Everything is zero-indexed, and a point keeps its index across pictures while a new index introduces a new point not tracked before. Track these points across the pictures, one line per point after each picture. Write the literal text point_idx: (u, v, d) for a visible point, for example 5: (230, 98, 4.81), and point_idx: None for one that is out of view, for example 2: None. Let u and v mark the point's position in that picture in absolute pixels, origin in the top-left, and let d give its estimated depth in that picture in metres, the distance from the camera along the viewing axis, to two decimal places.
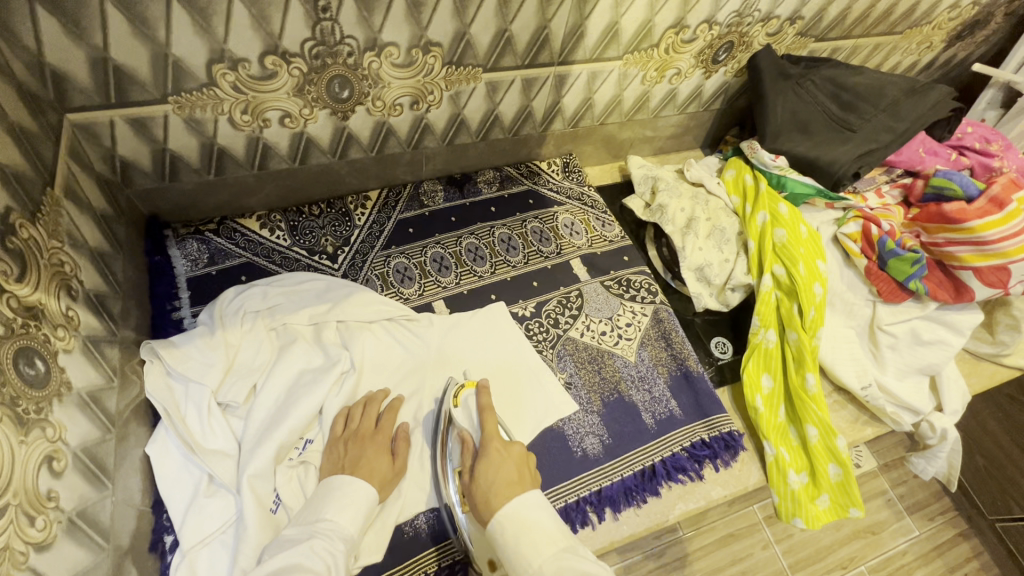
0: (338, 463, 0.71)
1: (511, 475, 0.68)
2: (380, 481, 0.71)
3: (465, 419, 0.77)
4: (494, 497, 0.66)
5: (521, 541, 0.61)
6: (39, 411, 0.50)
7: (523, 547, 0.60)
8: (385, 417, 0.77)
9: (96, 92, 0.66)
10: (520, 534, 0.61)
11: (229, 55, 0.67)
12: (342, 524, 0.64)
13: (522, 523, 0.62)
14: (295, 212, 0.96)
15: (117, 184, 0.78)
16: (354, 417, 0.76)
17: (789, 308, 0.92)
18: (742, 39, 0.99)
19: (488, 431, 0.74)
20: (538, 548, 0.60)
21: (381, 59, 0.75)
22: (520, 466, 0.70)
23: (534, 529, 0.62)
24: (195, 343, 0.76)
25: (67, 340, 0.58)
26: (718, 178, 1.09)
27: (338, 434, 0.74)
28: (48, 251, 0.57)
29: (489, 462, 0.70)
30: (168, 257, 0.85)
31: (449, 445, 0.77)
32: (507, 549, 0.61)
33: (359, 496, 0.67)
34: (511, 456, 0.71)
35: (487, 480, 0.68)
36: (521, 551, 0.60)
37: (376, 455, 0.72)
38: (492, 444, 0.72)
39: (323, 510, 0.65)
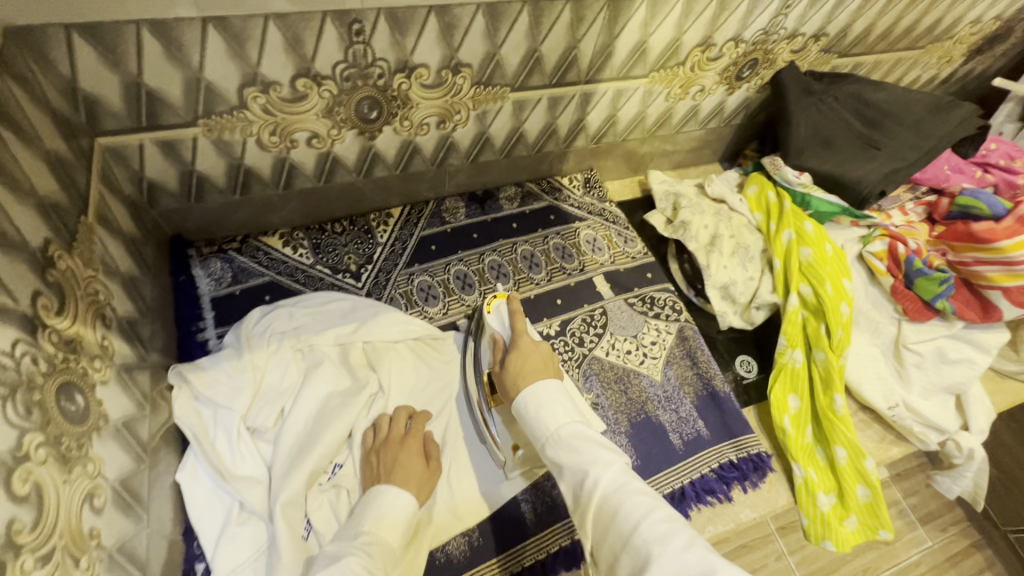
0: (374, 470, 0.70)
1: (537, 363, 0.68)
2: (417, 482, 0.69)
3: (498, 324, 0.80)
4: (518, 378, 0.67)
5: (540, 407, 0.61)
6: (80, 448, 0.49)
7: (541, 412, 0.61)
8: (413, 425, 0.76)
9: (127, 116, 0.65)
10: (539, 401, 0.62)
11: (262, 78, 0.67)
12: (380, 540, 0.62)
13: (541, 394, 0.62)
14: (318, 230, 0.95)
15: (144, 205, 0.77)
16: (383, 428, 0.75)
17: (816, 327, 0.92)
18: (767, 57, 0.98)
19: (518, 329, 0.75)
20: (555, 414, 0.61)
21: (411, 81, 0.75)
22: (546, 358, 0.70)
23: (552, 397, 0.62)
24: (222, 366, 0.76)
25: (103, 370, 0.57)
26: (740, 194, 1.09)
27: (370, 445, 0.73)
28: (84, 281, 0.57)
29: (517, 353, 0.71)
30: (192, 277, 0.85)
31: (484, 350, 0.82)
32: (527, 412, 0.62)
33: (398, 506, 0.65)
34: (539, 348, 0.71)
35: (513, 365, 0.69)
36: (539, 417, 0.61)
37: (410, 458, 0.71)
38: (522, 340, 0.73)
39: (360, 524, 0.63)
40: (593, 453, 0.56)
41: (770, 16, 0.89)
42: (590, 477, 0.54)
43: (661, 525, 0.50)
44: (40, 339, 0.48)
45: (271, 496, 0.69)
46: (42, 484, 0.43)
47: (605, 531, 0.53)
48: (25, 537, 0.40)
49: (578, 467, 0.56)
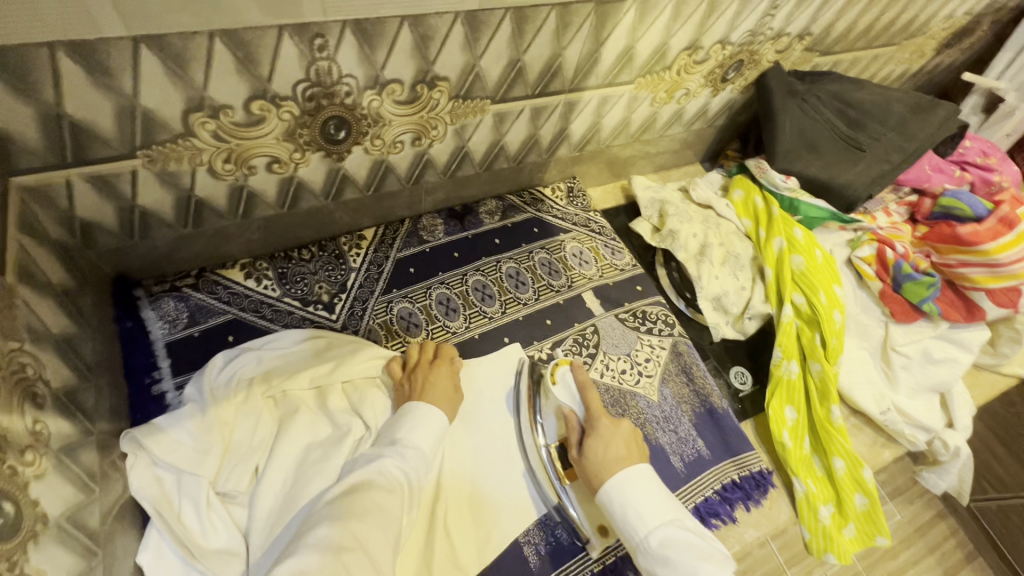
0: (407, 392, 0.75)
1: (621, 452, 0.71)
2: (447, 403, 0.75)
3: (566, 396, 0.81)
4: (602, 470, 0.69)
5: (630, 511, 0.65)
6: (13, 566, 0.42)
7: (631, 517, 0.65)
8: (443, 350, 0.82)
9: (49, 152, 0.55)
10: (629, 505, 0.65)
11: (210, 102, 0.58)
12: (412, 444, 0.68)
13: (630, 494, 0.66)
14: (284, 259, 0.87)
15: (78, 248, 0.67)
16: (411, 358, 0.80)
17: (810, 338, 0.90)
18: (752, 57, 0.95)
19: (594, 408, 0.77)
20: (646, 519, 0.64)
21: (383, 97, 0.67)
22: (630, 444, 0.72)
23: (642, 500, 0.65)
24: (184, 426, 0.67)
25: (38, 462, 0.48)
26: (726, 199, 1.06)
27: (399, 377, 0.78)
28: (8, 357, 0.48)
29: (599, 438, 0.73)
30: (141, 321, 0.75)
31: (546, 418, 0.80)
32: (615, 514, 0.66)
33: (433, 419, 0.71)
34: (619, 430, 0.73)
35: (594, 453, 0.71)
36: (630, 521, 0.64)
37: (439, 379, 0.77)
38: (601, 421, 0.75)
39: (395, 432, 0.69)
40: (693, 567, 0.59)
41: (758, 17, 0.85)
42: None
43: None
44: None
45: (251, 572, 0.62)
46: None
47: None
48: None
49: None
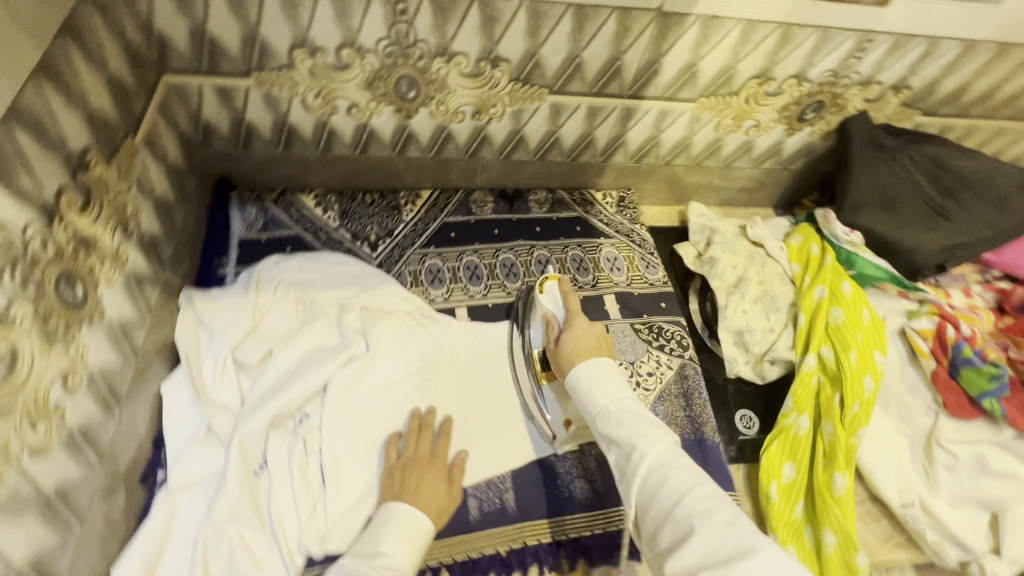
0: (395, 486, 0.72)
1: (591, 342, 0.72)
2: (436, 507, 0.71)
3: (550, 304, 0.86)
4: (573, 357, 0.71)
5: (595, 383, 0.64)
6: (67, 330, 0.56)
7: (596, 388, 0.64)
8: (440, 442, 0.78)
9: (192, 58, 0.73)
10: (593, 377, 0.65)
11: (310, 42, 0.72)
12: (395, 560, 0.64)
13: (597, 372, 0.65)
14: (349, 198, 0.99)
15: (197, 143, 0.86)
16: (410, 443, 0.77)
17: (829, 397, 0.84)
18: (835, 101, 0.92)
19: (572, 310, 0.80)
20: (609, 390, 0.63)
21: (450, 67, 0.77)
22: (601, 338, 0.74)
23: (606, 376, 0.65)
24: (228, 300, 0.81)
25: (111, 273, 0.64)
26: (782, 242, 1.01)
27: (394, 462, 0.75)
28: (116, 191, 0.64)
29: (571, 332, 0.75)
30: (227, 217, 0.92)
31: (535, 326, 0.87)
32: (581, 387, 0.65)
33: (418, 529, 0.67)
34: (592, 327, 0.75)
35: (567, 344, 0.74)
36: (593, 390, 0.64)
37: (434, 481, 0.73)
38: (576, 320, 0.77)
39: (378, 542, 0.65)
40: (643, 429, 0.59)
41: (841, 58, 0.83)
42: (638, 449, 0.58)
43: (703, 497, 0.53)
44: (55, 229, 0.54)
45: (236, 426, 0.73)
46: (19, 349, 0.49)
47: (648, 501, 0.56)
48: None
49: (628, 440, 0.59)
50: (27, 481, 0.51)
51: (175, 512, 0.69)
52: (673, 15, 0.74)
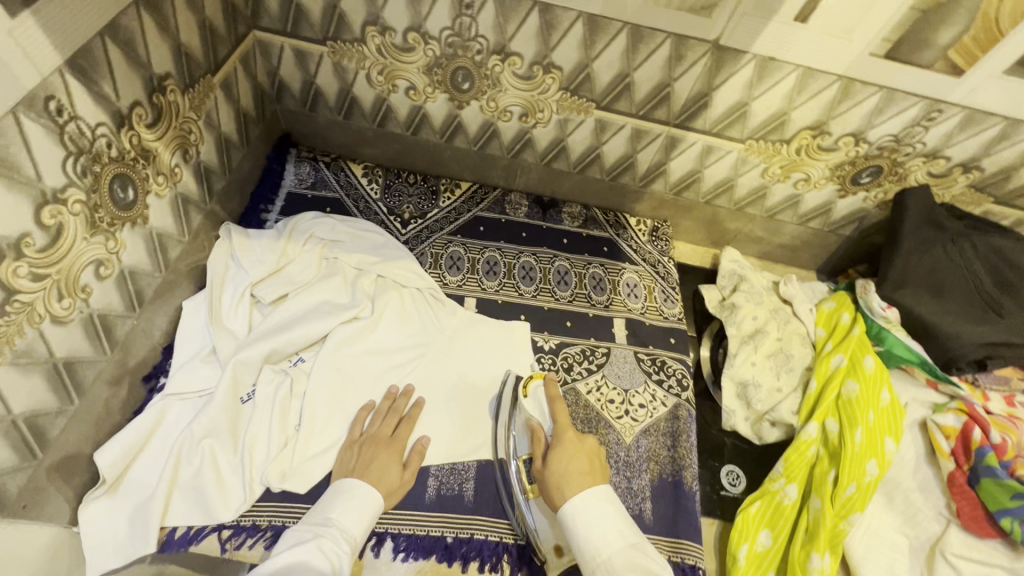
0: (350, 462, 0.73)
1: (582, 466, 0.69)
2: (388, 488, 0.72)
3: (536, 411, 0.81)
4: (565, 488, 0.66)
5: (594, 528, 0.61)
6: (111, 225, 0.63)
7: (596, 533, 0.61)
8: (401, 428, 0.78)
9: (279, 19, 0.82)
10: (591, 520, 0.62)
11: (382, 21, 0.79)
12: (347, 528, 0.65)
13: (593, 512, 0.62)
14: (394, 175, 1.05)
15: (270, 97, 0.95)
16: (373, 422, 0.78)
17: (824, 471, 0.78)
18: (894, 169, 0.88)
19: (560, 422, 0.75)
20: (609, 538, 0.60)
21: (504, 65, 0.81)
22: (591, 459, 0.70)
23: (605, 518, 0.62)
24: (261, 240, 0.88)
25: (163, 187, 0.71)
26: (813, 305, 0.96)
27: (355, 437, 0.76)
28: (183, 117, 0.72)
29: (562, 451, 0.71)
30: (282, 169, 1.01)
31: (518, 432, 0.80)
32: (577, 531, 0.62)
33: (368, 501, 0.68)
34: (583, 447, 0.72)
35: (557, 467, 0.69)
36: (592, 538, 0.60)
37: (387, 463, 0.73)
38: (566, 435, 0.73)
39: (330, 510, 0.66)
40: None
41: (905, 124, 0.80)
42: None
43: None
44: (122, 134, 0.62)
45: (236, 352, 0.78)
46: (66, 227, 0.56)
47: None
48: (35, 254, 0.53)
49: None
50: (42, 342, 0.57)
51: (163, 415, 0.74)
52: (729, 50, 0.74)
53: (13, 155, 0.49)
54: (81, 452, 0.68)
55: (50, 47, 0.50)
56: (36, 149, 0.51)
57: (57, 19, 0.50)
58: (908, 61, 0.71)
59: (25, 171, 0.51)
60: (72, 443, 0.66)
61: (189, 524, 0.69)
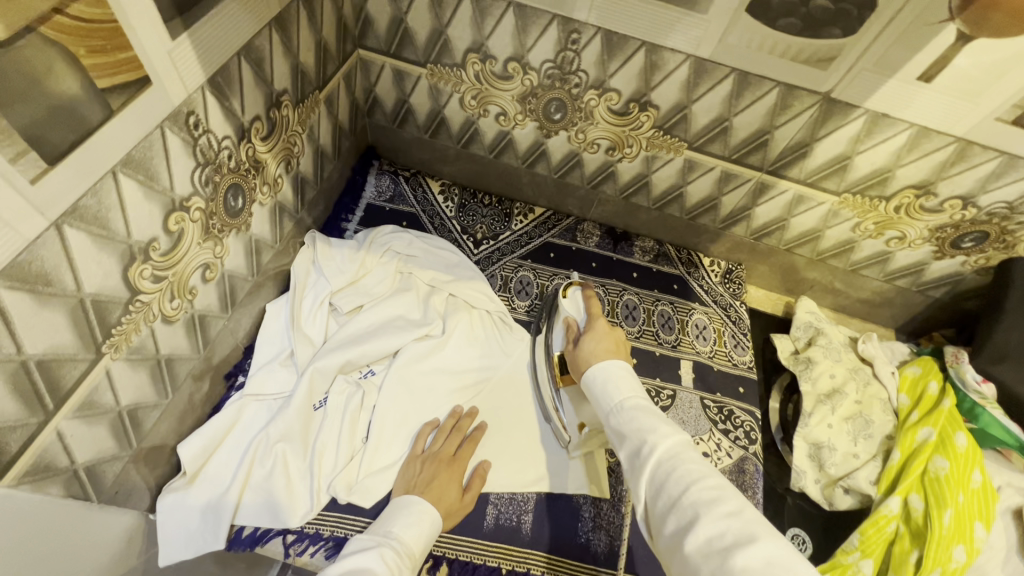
0: (412, 477, 0.73)
1: (609, 345, 0.67)
2: (447, 508, 0.71)
3: (571, 308, 0.80)
4: (590, 360, 0.66)
5: (608, 379, 0.60)
6: (221, 231, 0.66)
7: (611, 385, 0.60)
8: (465, 446, 0.78)
9: (385, 41, 0.85)
10: (610, 374, 0.61)
11: (485, 49, 0.80)
12: (407, 544, 0.63)
13: (612, 368, 0.61)
14: (470, 195, 1.06)
15: (363, 112, 0.98)
16: (437, 439, 0.77)
17: (905, 551, 0.73)
18: (1002, 236, 0.83)
19: (593, 314, 0.75)
20: (624, 387, 0.59)
21: (600, 100, 0.82)
22: (619, 342, 0.69)
23: (621, 374, 0.60)
24: (342, 249, 0.90)
25: (266, 196, 0.74)
26: (895, 368, 0.92)
27: (418, 452, 0.76)
28: (291, 131, 0.75)
29: (590, 336, 0.70)
30: (364, 181, 1.03)
31: (555, 330, 0.83)
32: (596, 382, 0.61)
33: (427, 517, 0.66)
34: (612, 332, 0.70)
35: (586, 347, 0.69)
36: (609, 385, 0.60)
37: (447, 482, 0.73)
38: (597, 323, 0.73)
39: (391, 524, 0.64)
40: (652, 423, 0.54)
41: (1022, 192, 0.75)
42: (647, 442, 0.53)
43: (709, 490, 0.48)
44: (241, 146, 0.65)
45: (313, 359, 0.80)
46: (185, 233, 0.59)
47: (653, 496, 0.51)
48: (159, 257, 0.56)
49: (636, 433, 0.54)
50: (152, 340, 0.60)
51: (241, 414, 0.76)
52: (839, 103, 0.72)
53: (154, 166, 0.51)
54: (165, 443, 0.70)
55: (198, 67, 0.53)
56: (173, 160, 0.54)
57: (205, 41, 0.52)
58: None
59: (162, 181, 0.53)
60: (160, 435, 0.68)
61: (257, 525, 0.71)
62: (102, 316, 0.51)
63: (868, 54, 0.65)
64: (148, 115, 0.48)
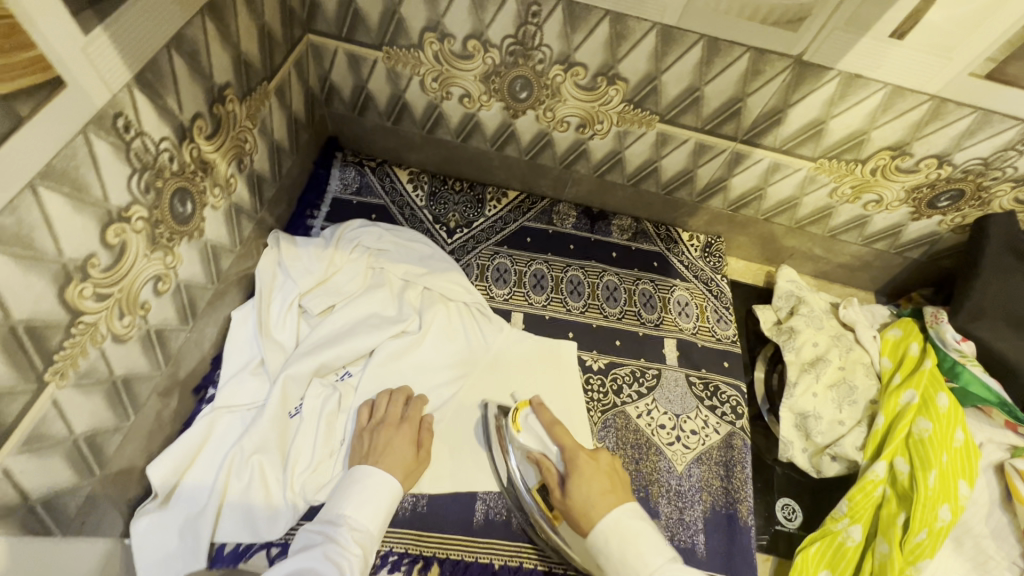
0: (362, 451, 0.70)
1: (605, 484, 0.63)
2: (403, 471, 0.69)
3: (535, 442, 0.72)
4: (590, 510, 0.61)
5: (626, 546, 0.57)
6: (170, 240, 0.61)
7: (632, 552, 0.56)
8: (411, 408, 0.76)
9: (335, 24, 0.80)
10: (625, 538, 0.57)
11: (442, 28, 0.76)
12: (360, 524, 0.62)
13: (624, 530, 0.58)
14: (440, 182, 1.02)
15: (320, 101, 0.93)
16: (378, 409, 0.75)
17: (892, 513, 0.74)
18: (977, 194, 0.82)
19: (569, 445, 0.67)
20: (647, 557, 0.55)
21: (567, 76, 0.78)
22: (612, 477, 0.64)
23: (637, 536, 0.57)
24: (308, 249, 0.86)
25: (219, 199, 0.70)
26: (876, 332, 0.92)
27: (363, 425, 0.74)
28: (240, 127, 0.71)
29: (577, 477, 0.64)
30: (328, 174, 0.99)
31: (523, 462, 0.74)
32: (613, 561, 0.57)
33: (383, 492, 0.65)
34: (600, 464, 0.65)
35: (579, 499, 0.62)
36: (629, 555, 0.56)
37: (400, 443, 0.71)
38: (578, 459, 0.66)
39: (342, 506, 0.63)
40: None
41: (996, 147, 0.74)
42: None
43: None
44: (183, 147, 0.60)
45: (285, 366, 0.77)
46: (129, 246, 0.55)
47: None
48: (99, 273, 0.52)
49: None
50: (104, 361, 0.56)
51: (212, 428, 0.73)
52: (812, 66, 0.69)
53: (82, 175, 0.47)
54: (134, 465, 0.67)
55: (121, 64, 0.48)
56: (104, 167, 0.49)
57: (126, 33, 0.48)
58: (1011, 82, 0.66)
59: (93, 191, 0.49)
60: (127, 457, 0.65)
61: (238, 540, 0.68)
62: (40, 342, 0.47)
63: (839, 13, 0.62)
64: (67, 119, 0.44)
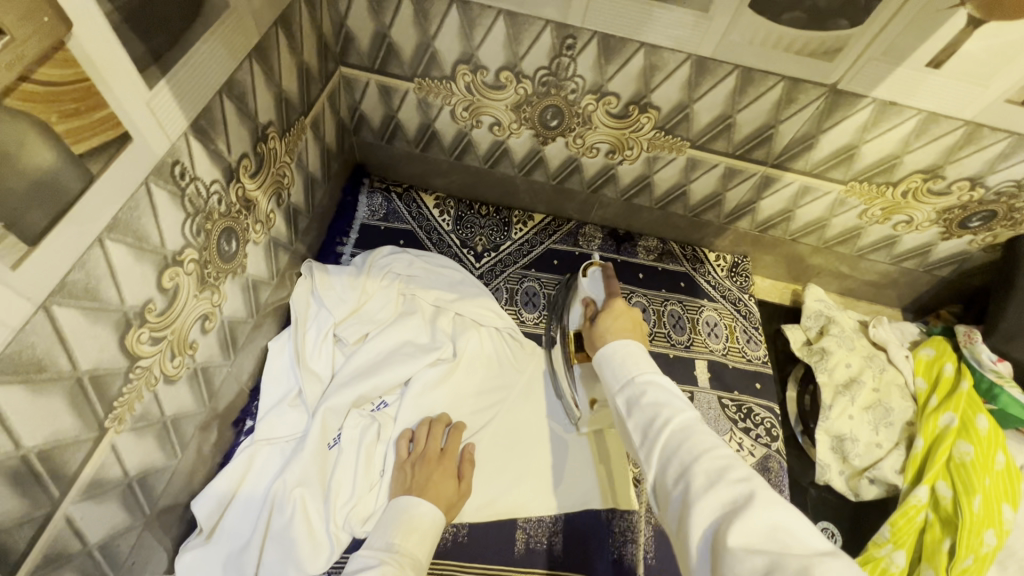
0: (406, 483, 0.71)
1: (627, 324, 0.65)
2: (447, 503, 0.70)
3: (589, 287, 0.80)
4: (608, 335, 0.64)
5: (625, 355, 0.59)
6: (216, 278, 0.62)
7: (629, 360, 0.58)
8: (451, 439, 0.77)
9: (368, 57, 0.81)
10: (625, 348, 0.59)
11: (476, 60, 0.77)
12: (409, 551, 0.64)
13: (627, 346, 0.59)
14: (466, 206, 1.03)
15: (349, 130, 0.94)
16: (418, 439, 0.76)
17: (937, 539, 0.73)
18: (1009, 214, 0.82)
19: (612, 294, 0.72)
20: (642, 363, 0.57)
21: (599, 104, 0.79)
22: (637, 322, 0.66)
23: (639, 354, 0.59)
24: (341, 277, 0.86)
25: (259, 235, 0.71)
26: (909, 351, 0.91)
27: (404, 458, 0.74)
28: (279, 163, 0.71)
29: (607, 314, 0.68)
30: (356, 200, 1.00)
31: (574, 307, 0.82)
32: (613, 360, 0.59)
33: (430, 523, 0.67)
34: (632, 312, 0.68)
35: (602, 325, 0.66)
36: (624, 361, 0.58)
37: (442, 478, 0.72)
38: (615, 302, 0.70)
39: (392, 535, 0.65)
40: (668, 398, 0.52)
41: None
42: (661, 413, 0.51)
43: (722, 457, 0.46)
44: (230, 188, 0.61)
45: (323, 396, 0.77)
46: (181, 289, 0.55)
47: (664, 465, 0.49)
48: (154, 318, 0.52)
49: (650, 407, 0.52)
50: (156, 404, 0.56)
51: (253, 461, 0.73)
52: (846, 94, 0.70)
53: (142, 226, 0.48)
54: (178, 501, 0.67)
55: (180, 117, 0.49)
56: (161, 216, 0.50)
57: (185, 86, 0.48)
58: None
59: (152, 240, 0.50)
60: (172, 494, 0.65)
61: None
62: (101, 390, 0.48)
63: (876, 44, 0.63)
64: (131, 175, 0.45)
